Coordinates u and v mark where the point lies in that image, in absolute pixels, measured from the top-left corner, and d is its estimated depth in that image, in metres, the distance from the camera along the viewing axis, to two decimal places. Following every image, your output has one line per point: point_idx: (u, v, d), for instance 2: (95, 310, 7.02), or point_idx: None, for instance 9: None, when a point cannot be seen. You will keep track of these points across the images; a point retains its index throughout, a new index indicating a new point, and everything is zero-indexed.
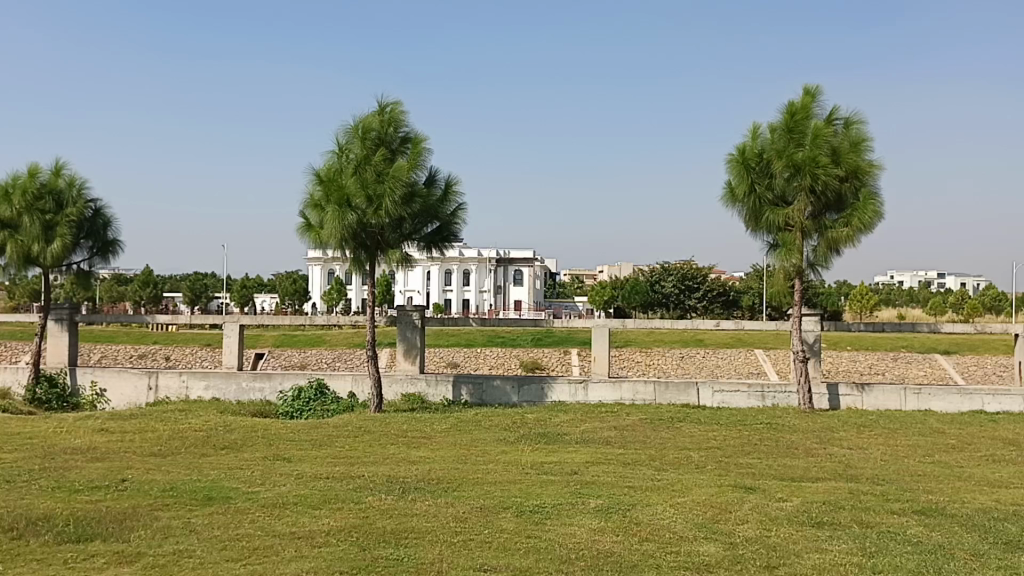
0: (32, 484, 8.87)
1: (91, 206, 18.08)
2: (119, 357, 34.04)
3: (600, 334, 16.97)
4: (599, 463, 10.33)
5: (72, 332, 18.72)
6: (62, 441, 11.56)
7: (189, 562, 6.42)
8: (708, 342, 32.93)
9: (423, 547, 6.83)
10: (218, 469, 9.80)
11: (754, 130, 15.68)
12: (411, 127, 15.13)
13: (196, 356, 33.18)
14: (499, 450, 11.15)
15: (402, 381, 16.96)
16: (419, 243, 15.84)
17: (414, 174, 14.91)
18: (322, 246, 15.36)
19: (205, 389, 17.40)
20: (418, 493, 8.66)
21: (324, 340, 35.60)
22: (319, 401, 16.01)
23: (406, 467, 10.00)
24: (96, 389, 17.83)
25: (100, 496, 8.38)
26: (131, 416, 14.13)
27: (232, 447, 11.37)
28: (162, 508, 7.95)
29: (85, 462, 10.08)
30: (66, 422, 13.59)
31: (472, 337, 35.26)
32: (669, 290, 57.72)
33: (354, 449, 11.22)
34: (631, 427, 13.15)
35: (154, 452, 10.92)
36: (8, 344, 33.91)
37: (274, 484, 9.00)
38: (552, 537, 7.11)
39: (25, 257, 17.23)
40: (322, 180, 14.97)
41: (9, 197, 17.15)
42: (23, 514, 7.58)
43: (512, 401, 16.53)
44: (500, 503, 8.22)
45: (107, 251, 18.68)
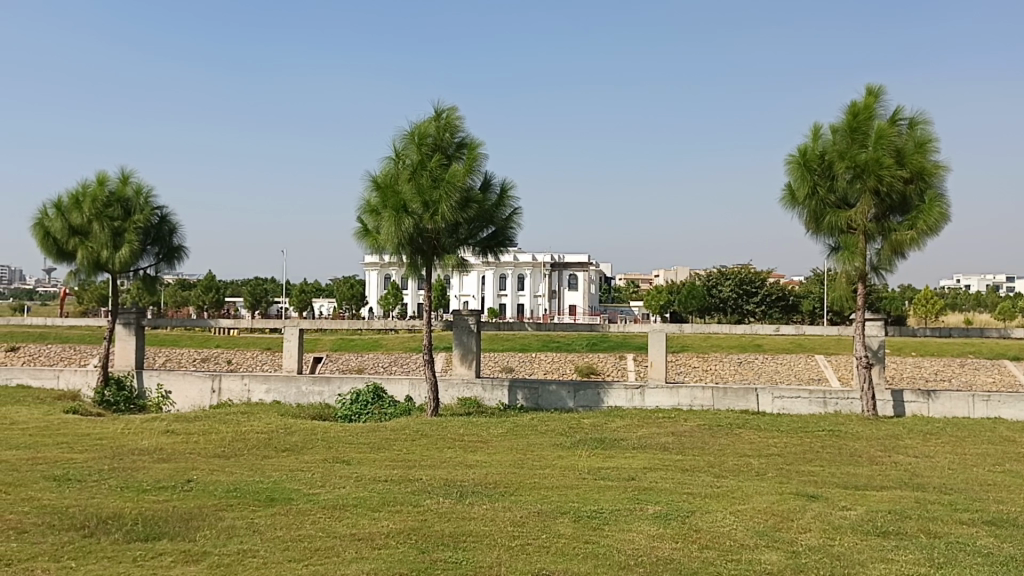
0: (102, 483, 9.14)
1: (157, 213, 18.55)
2: (183, 360, 34.87)
3: (656, 339, 16.85)
4: (658, 469, 10.24)
5: (139, 336, 19.24)
6: (130, 442, 11.89)
7: (253, 562, 6.54)
8: (767, 347, 32.45)
9: (481, 550, 6.86)
10: (279, 471, 9.99)
11: (815, 131, 15.42)
12: (467, 133, 15.23)
13: (257, 360, 33.83)
14: (556, 455, 11.14)
15: (458, 385, 17.07)
16: (474, 248, 15.91)
17: (470, 179, 14.99)
18: (379, 251, 15.53)
19: (266, 392, 17.71)
20: (476, 496, 8.69)
21: (382, 344, 35.99)
22: (376, 405, 16.19)
23: (464, 470, 10.06)
24: (163, 391, 18.26)
25: (167, 496, 8.59)
26: (196, 418, 14.46)
27: (293, 449, 11.57)
28: (226, 508, 8.12)
29: (152, 463, 10.35)
30: (134, 423, 13.97)
31: (528, 341, 35.30)
32: (726, 294, 57.29)
33: (412, 452, 11.32)
34: (689, 434, 13.02)
35: (218, 453, 11.16)
36: (77, 347, 34.99)
37: (334, 486, 9.13)
38: (611, 543, 7.08)
39: (94, 263, 17.79)
40: (379, 185, 15.14)
41: (80, 205, 17.72)
42: (94, 513, 7.80)
43: (568, 406, 16.49)
44: (558, 508, 8.21)
45: (173, 257, 19.13)
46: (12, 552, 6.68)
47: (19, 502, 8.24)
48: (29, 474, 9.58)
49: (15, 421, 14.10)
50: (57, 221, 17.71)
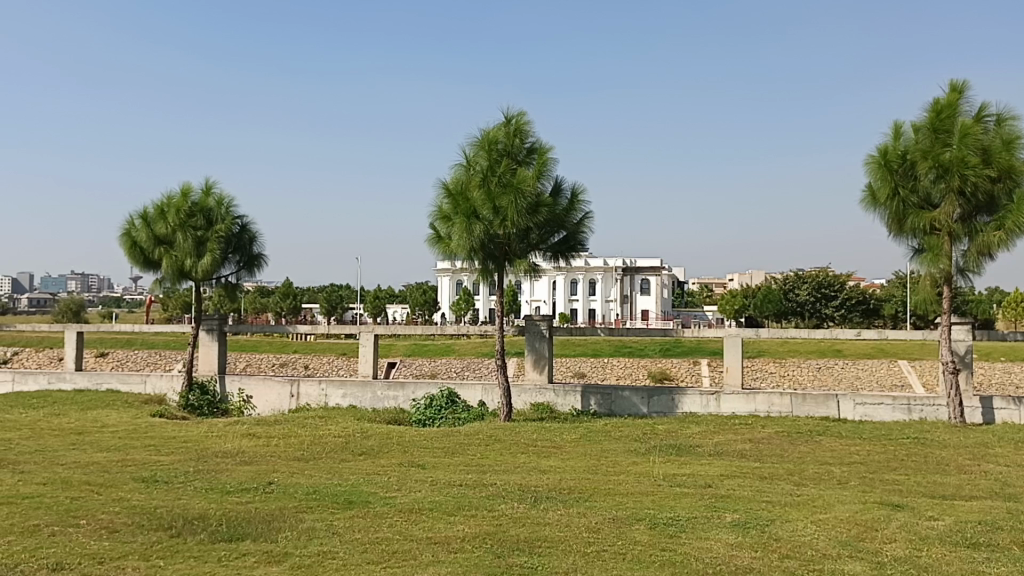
0: (188, 485, 9.44)
1: (238, 223, 19.06)
2: (262, 365, 35.79)
3: (732, 344, 16.58)
4: (734, 477, 10.07)
5: (221, 342, 19.81)
6: (213, 446, 12.24)
7: (333, 563, 6.66)
8: (847, 352, 31.62)
9: (557, 556, 6.85)
10: (356, 474, 10.15)
11: (896, 130, 14.99)
12: (537, 138, 15.26)
13: (332, 365, 34.50)
14: (631, 461, 11.05)
15: (531, 390, 17.08)
16: (546, 253, 15.93)
17: (540, 184, 15.01)
18: (451, 257, 15.69)
19: (342, 397, 18.04)
20: (550, 502, 8.69)
21: (454, 350, 36.30)
22: (450, 410, 16.34)
23: (538, 476, 10.06)
24: (244, 395, 18.78)
25: (250, 498, 8.82)
26: (275, 421, 14.81)
27: (369, 453, 11.75)
28: (306, 511, 8.30)
29: (235, 466, 10.64)
30: (217, 427, 14.40)
31: (599, 347, 35.18)
32: (803, 299, 56.09)
33: (486, 457, 11.37)
34: (767, 441, 12.78)
35: (297, 457, 11.41)
36: (163, 352, 36.26)
37: (410, 490, 9.23)
38: (688, 551, 6.99)
39: (179, 271, 18.38)
40: (451, 192, 15.30)
41: (166, 215, 18.34)
42: (181, 514, 8.06)
43: (642, 412, 16.35)
44: (633, 514, 8.14)
45: (253, 265, 19.63)
46: (104, 551, 6.93)
47: (111, 502, 8.57)
48: (119, 475, 9.97)
49: (106, 423, 14.68)
50: (143, 232, 18.39)
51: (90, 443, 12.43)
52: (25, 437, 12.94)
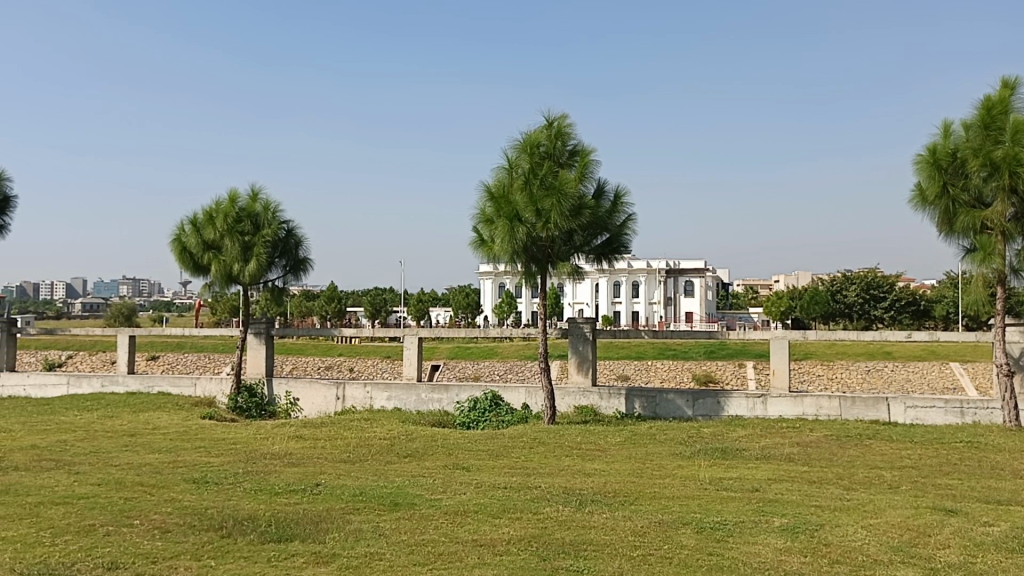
0: (238, 486, 9.60)
1: (284, 227, 19.33)
2: (307, 368, 36.26)
3: (778, 346, 16.39)
4: (782, 481, 9.95)
5: (269, 345, 20.10)
6: (262, 447, 12.44)
7: (380, 565, 6.73)
8: (897, 355, 31.04)
9: (603, 559, 6.84)
10: (402, 476, 10.24)
11: (945, 128, 14.70)
12: (579, 140, 15.24)
13: (377, 368, 34.80)
14: (676, 465, 10.99)
15: (574, 393, 17.06)
16: (589, 255, 15.89)
17: (582, 187, 14.98)
18: (494, 260, 15.74)
19: (387, 399, 18.19)
20: (596, 505, 8.67)
21: (497, 352, 36.37)
22: (494, 412, 16.39)
23: (582, 479, 10.04)
24: (290, 398, 19.05)
25: (298, 499, 8.94)
26: (322, 424, 14.99)
27: (414, 455, 11.85)
28: (353, 512, 8.38)
29: (283, 467, 10.79)
30: (265, 429, 14.61)
31: (643, 349, 35.01)
32: (852, 300, 54.97)
33: (530, 460, 11.37)
34: (815, 444, 12.60)
35: (344, 458, 11.54)
36: (212, 355, 36.92)
37: (456, 492, 9.28)
38: (735, 555, 6.92)
39: (227, 276, 18.69)
40: (493, 195, 15.35)
41: (214, 221, 18.67)
42: (231, 515, 8.20)
43: (687, 415, 16.23)
44: (680, 518, 8.09)
45: (299, 269, 19.89)
46: (157, 550, 7.08)
47: (163, 502, 8.75)
48: (171, 476, 10.18)
49: (158, 425, 14.99)
50: (193, 237, 18.74)
51: (143, 445, 12.69)
52: (80, 439, 13.25)
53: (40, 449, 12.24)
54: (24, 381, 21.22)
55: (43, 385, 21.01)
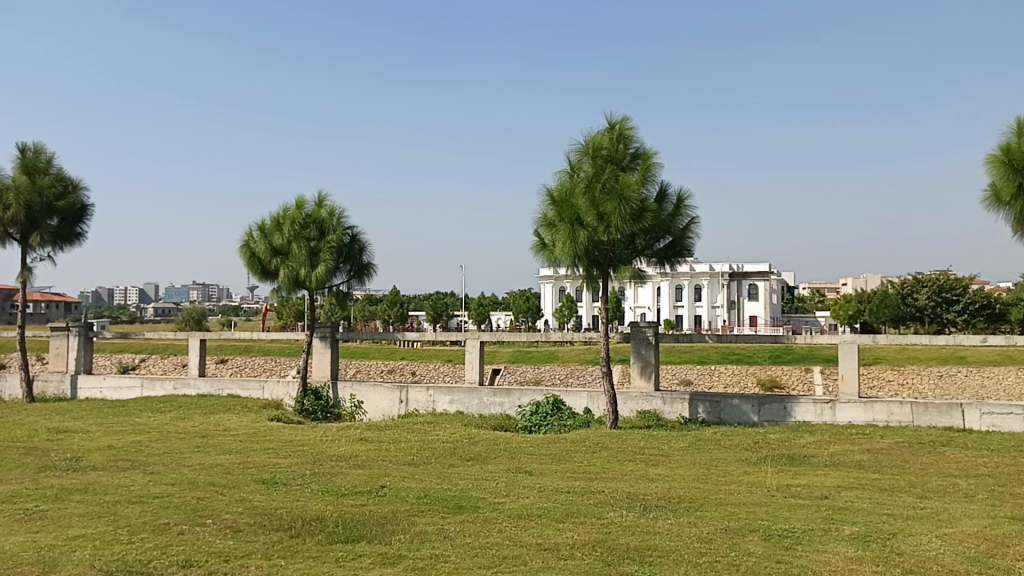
0: (306, 487, 9.78)
1: (348, 233, 19.62)
2: (371, 371, 36.76)
3: (847, 350, 16.03)
4: (853, 488, 9.72)
5: (334, 349, 20.41)
6: (329, 449, 12.65)
7: (445, 567, 6.78)
8: (971, 359, 30.05)
9: (668, 565, 6.79)
10: (465, 479, 10.27)
11: (1020, 126, 14.19)
12: (641, 143, 15.14)
13: (438, 372, 35.08)
14: (742, 471, 10.84)
15: (637, 398, 16.95)
16: (651, 258, 15.77)
17: (644, 190, 14.88)
18: (556, 264, 15.73)
19: (449, 403, 18.30)
20: (660, 511, 8.59)
21: (557, 357, 36.37)
22: (556, 416, 16.39)
23: (646, 484, 9.95)
24: (355, 401, 19.33)
25: (365, 501, 9.07)
26: (386, 426, 15.19)
27: (477, 458, 11.90)
28: (418, 514, 8.46)
29: (349, 469, 10.97)
30: (331, 431, 14.85)
31: (707, 354, 34.63)
32: (922, 303, 53.64)
33: (594, 464, 11.35)
34: (887, 451, 12.29)
35: (408, 461, 11.66)
36: (278, 358, 37.68)
37: (519, 496, 9.29)
38: (805, 563, 6.81)
39: (294, 281, 19.05)
40: (555, 199, 15.35)
41: (281, 227, 19.07)
42: (300, 515, 8.36)
43: (753, 420, 15.96)
44: (747, 525, 7.98)
45: (363, 273, 20.16)
46: (229, 549, 7.26)
47: (234, 502, 8.96)
48: (241, 476, 10.41)
49: (228, 427, 15.36)
50: (261, 243, 19.17)
51: (213, 446, 13.02)
52: (155, 439, 13.65)
53: (117, 449, 12.64)
54: (101, 383, 21.93)
55: (119, 387, 21.66)
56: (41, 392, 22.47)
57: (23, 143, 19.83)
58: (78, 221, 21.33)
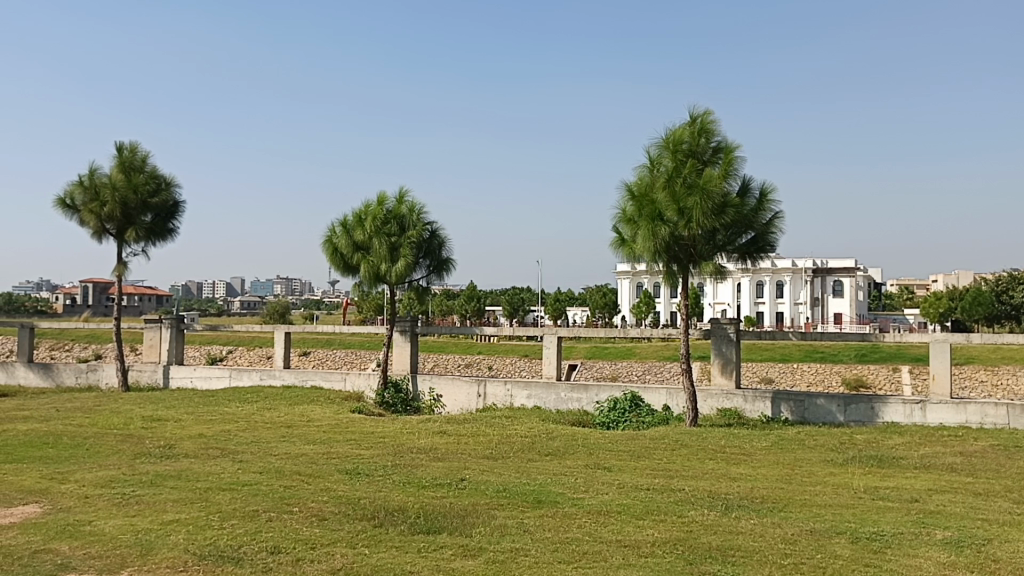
0: (388, 478, 9.96)
1: (428, 228, 19.86)
2: (449, 365, 37.18)
3: (939, 349, 15.47)
4: (945, 492, 9.39)
5: (413, 343, 20.68)
6: (409, 441, 12.83)
7: (526, 561, 6.81)
8: None
9: (752, 565, 6.69)
10: (544, 474, 10.31)
11: None
12: (723, 136, 14.91)
13: (516, 366, 35.26)
14: (827, 472, 10.58)
15: (717, 395, 16.73)
16: (733, 254, 15.51)
17: (726, 184, 14.64)
18: (635, 260, 15.61)
19: (527, 397, 18.38)
20: (743, 511, 8.46)
21: (635, 352, 36.18)
22: (634, 413, 16.27)
23: (727, 483, 9.81)
24: (434, 394, 19.57)
25: (445, 493, 9.19)
26: (464, 420, 15.32)
27: (555, 453, 11.93)
28: (498, 508, 8.53)
29: (429, 461, 11.12)
30: (411, 423, 15.05)
31: (789, 352, 33.93)
32: (1018, 301, 51.65)
33: (673, 462, 11.25)
34: (981, 454, 11.83)
35: (487, 455, 11.75)
36: (359, 351, 38.43)
37: (598, 492, 9.27)
38: (894, 568, 6.62)
39: (375, 276, 19.37)
40: (634, 194, 15.25)
41: (363, 223, 19.43)
42: (382, 505, 8.52)
43: (839, 420, 15.57)
44: (833, 527, 7.80)
45: (443, 269, 20.36)
46: (316, 537, 7.44)
47: (319, 491, 9.18)
48: (325, 466, 10.64)
49: (312, 418, 15.74)
50: (344, 239, 19.55)
51: (298, 436, 13.36)
52: (242, 429, 14.08)
53: (208, 438, 13.08)
54: (192, 373, 22.70)
55: (208, 377, 22.39)
56: (136, 381, 23.39)
57: (120, 142, 20.68)
58: (171, 218, 22.12)
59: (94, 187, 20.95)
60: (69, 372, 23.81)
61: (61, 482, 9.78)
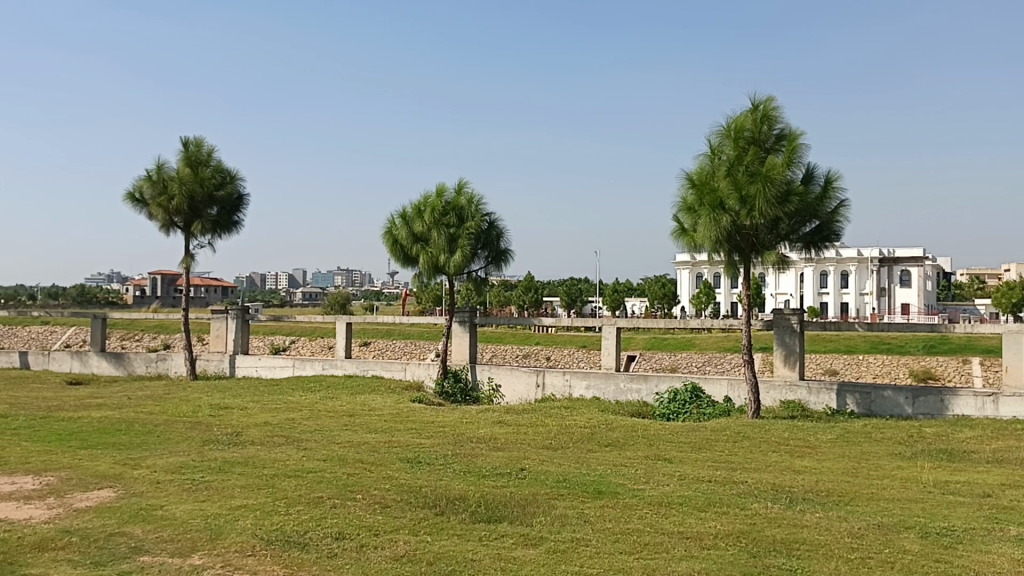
0: (448, 467, 10.05)
1: (487, 219, 19.92)
2: (507, 356, 37.33)
3: (1012, 340, 14.91)
4: (1020, 487, 9.09)
5: (472, 333, 20.78)
6: (468, 431, 12.92)
7: (587, 551, 6.81)
8: None
9: (818, 559, 6.58)
10: (604, 465, 10.28)
11: None
12: (787, 123, 14.62)
13: (573, 357, 35.26)
14: (895, 466, 10.32)
15: (780, 387, 16.50)
16: (796, 243, 15.22)
17: (790, 172, 14.36)
18: (696, 250, 15.46)
19: (586, 388, 18.31)
20: (808, 504, 8.32)
21: (695, 344, 35.86)
22: (695, 404, 16.12)
23: (791, 476, 9.66)
24: (493, 384, 19.67)
25: (505, 482, 9.24)
26: (524, 410, 15.37)
27: (615, 445, 11.87)
28: (558, 498, 8.54)
29: (489, 451, 11.19)
30: (471, 413, 15.17)
31: (854, 343, 33.23)
32: None
33: (735, 454, 11.11)
34: None
35: (546, 445, 11.76)
36: (418, 341, 38.79)
37: (659, 483, 9.22)
38: (966, 564, 6.44)
39: (434, 267, 19.52)
40: (695, 183, 15.08)
41: (422, 215, 19.60)
42: (444, 493, 8.60)
43: (907, 413, 15.21)
44: (900, 522, 7.62)
45: (501, 260, 20.41)
46: (379, 524, 7.55)
47: (382, 479, 9.31)
48: (387, 455, 10.78)
49: (373, 407, 15.97)
50: (403, 230, 19.73)
51: (360, 425, 13.57)
52: (306, 418, 14.36)
53: (273, 426, 13.36)
54: (257, 363, 23.18)
55: (273, 367, 22.85)
56: (204, 370, 23.96)
57: (186, 137, 21.16)
58: (236, 210, 22.58)
59: (162, 181, 21.48)
60: (140, 360, 24.54)
61: (133, 468, 10.09)
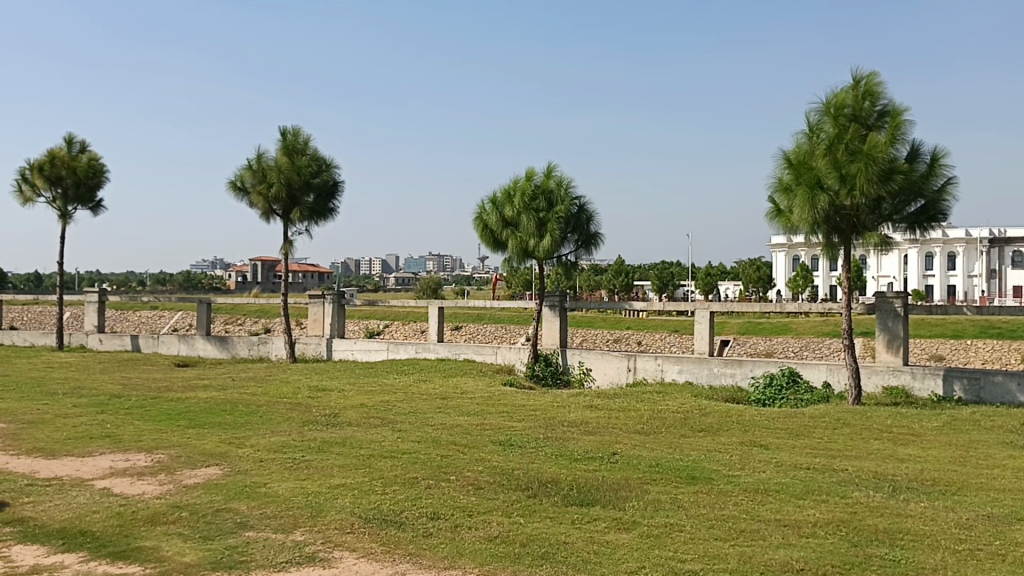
0: (540, 450, 10.10)
1: (576, 203, 19.84)
2: (598, 341, 37.20)
3: None
4: None
5: (562, 318, 20.78)
6: (560, 415, 12.95)
7: (680, 536, 6.75)
8: None
9: (923, 550, 6.35)
10: (698, 450, 10.16)
11: None
12: (890, 99, 14.03)
13: (665, 342, 34.91)
14: (1006, 455, 9.85)
15: (883, 372, 15.95)
16: (899, 224, 14.64)
17: (894, 149, 13.79)
18: (792, 231, 15.07)
19: (678, 372, 18.11)
20: (912, 493, 8.02)
21: (791, 328, 35.00)
22: (792, 390, 15.75)
23: (894, 464, 9.34)
24: (584, 368, 19.66)
25: (597, 466, 9.23)
26: (615, 395, 15.31)
27: (709, 430, 11.70)
28: (650, 483, 8.47)
29: (580, 435, 11.19)
30: (562, 397, 15.23)
31: (962, 327, 31.82)
32: None
33: (835, 441, 10.81)
34: None
35: (639, 430, 11.68)
36: (509, 326, 39.03)
37: (755, 470, 9.05)
38: None
39: (524, 251, 19.59)
40: (792, 162, 14.67)
41: (512, 199, 19.66)
42: (536, 476, 8.66)
43: (1019, 401, 14.48)
44: (1014, 513, 7.28)
45: (590, 243, 20.30)
46: (473, 505, 7.65)
47: (474, 461, 9.43)
48: (480, 437, 10.91)
49: (465, 390, 16.18)
50: (493, 215, 19.85)
51: (453, 407, 13.77)
52: (400, 400, 14.65)
53: (369, 408, 13.69)
54: (353, 346, 23.72)
55: (368, 350, 23.37)
56: (302, 353, 24.67)
57: (284, 127, 21.75)
58: (332, 197, 23.11)
59: (262, 169, 22.17)
60: (243, 343, 25.43)
61: (238, 447, 10.49)
